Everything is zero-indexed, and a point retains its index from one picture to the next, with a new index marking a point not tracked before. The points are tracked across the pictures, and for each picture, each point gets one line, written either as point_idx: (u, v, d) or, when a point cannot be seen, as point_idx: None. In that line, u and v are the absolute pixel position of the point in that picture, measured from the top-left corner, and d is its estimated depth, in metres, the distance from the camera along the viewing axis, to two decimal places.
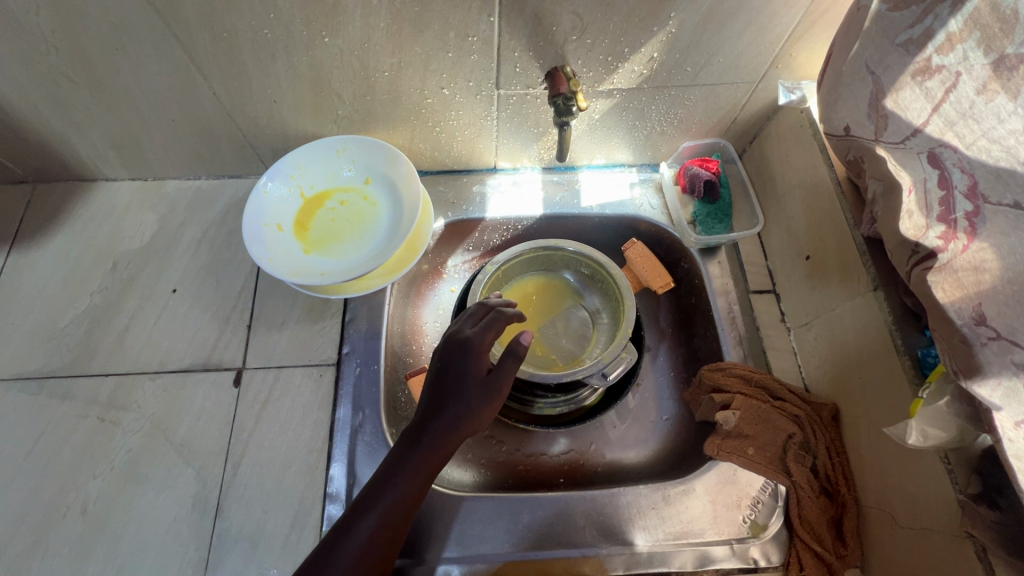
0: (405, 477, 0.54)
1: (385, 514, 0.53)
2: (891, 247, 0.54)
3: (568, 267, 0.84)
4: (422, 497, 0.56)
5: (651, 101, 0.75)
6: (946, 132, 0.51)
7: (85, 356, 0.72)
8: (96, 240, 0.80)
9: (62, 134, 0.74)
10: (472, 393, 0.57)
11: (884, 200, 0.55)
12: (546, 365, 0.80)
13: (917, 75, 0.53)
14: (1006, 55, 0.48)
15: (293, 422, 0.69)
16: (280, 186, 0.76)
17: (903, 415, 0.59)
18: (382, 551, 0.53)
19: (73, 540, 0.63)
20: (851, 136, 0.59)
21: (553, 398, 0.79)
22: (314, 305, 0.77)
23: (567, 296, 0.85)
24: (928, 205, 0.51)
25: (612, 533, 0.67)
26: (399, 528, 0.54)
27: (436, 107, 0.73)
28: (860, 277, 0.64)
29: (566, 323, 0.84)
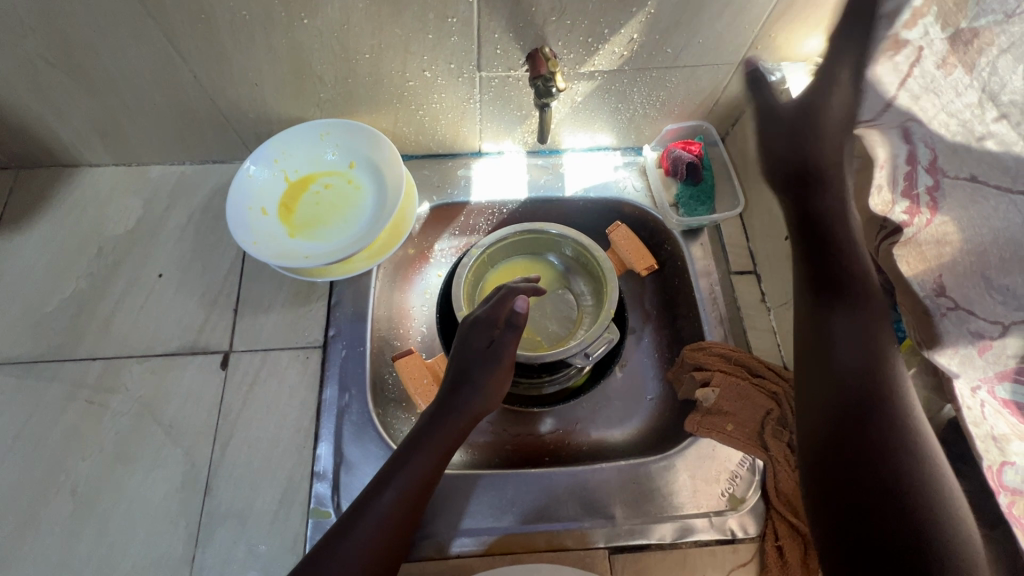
0: (423, 452, 0.60)
1: (400, 490, 0.58)
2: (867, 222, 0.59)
3: (551, 250, 0.85)
4: (438, 477, 0.61)
5: (632, 82, 0.76)
6: (912, 105, 0.51)
7: (72, 340, 0.73)
8: (81, 226, 0.80)
9: (43, 118, 0.73)
10: (476, 367, 0.64)
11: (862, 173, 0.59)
12: (528, 347, 0.80)
13: (887, 50, 0.53)
14: (963, 30, 0.46)
15: (280, 404, 0.70)
16: (263, 171, 0.76)
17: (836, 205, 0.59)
18: (396, 530, 0.57)
19: (63, 519, 0.64)
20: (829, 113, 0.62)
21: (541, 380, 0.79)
22: (300, 288, 0.78)
23: (552, 279, 0.86)
24: (895, 180, 0.53)
25: (594, 508, 0.69)
26: (414, 508, 0.58)
27: (418, 90, 0.73)
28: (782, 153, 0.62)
29: (550, 306, 0.84)
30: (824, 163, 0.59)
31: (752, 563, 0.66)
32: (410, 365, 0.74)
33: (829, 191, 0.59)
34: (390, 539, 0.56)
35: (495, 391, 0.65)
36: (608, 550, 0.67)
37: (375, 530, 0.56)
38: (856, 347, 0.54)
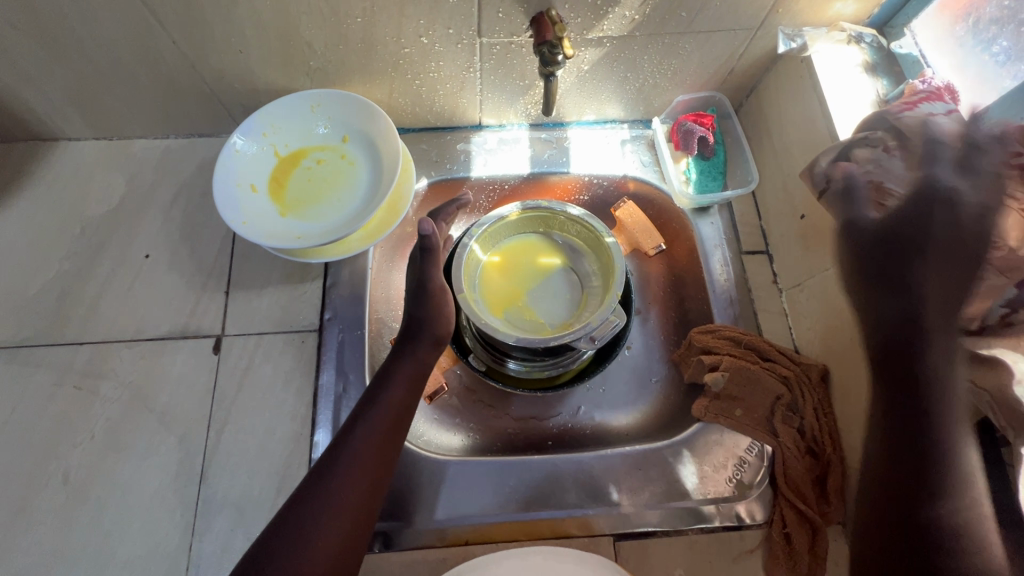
0: (387, 388, 0.60)
1: (374, 422, 0.58)
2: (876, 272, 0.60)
3: (553, 229, 0.82)
4: (408, 411, 0.61)
5: (643, 49, 0.71)
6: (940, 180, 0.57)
7: (57, 325, 0.70)
8: (62, 204, 0.77)
9: (14, 88, 0.69)
10: (416, 305, 0.65)
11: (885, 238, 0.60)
12: (530, 329, 0.77)
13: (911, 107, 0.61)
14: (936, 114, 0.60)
15: (275, 389, 0.68)
16: (252, 144, 0.72)
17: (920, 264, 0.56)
18: (372, 461, 0.56)
19: (56, 508, 0.63)
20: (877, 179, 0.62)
21: (542, 365, 0.76)
22: (294, 269, 0.75)
23: (555, 259, 0.82)
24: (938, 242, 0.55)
25: (598, 495, 0.68)
26: (388, 441, 0.58)
27: (414, 57, 0.69)
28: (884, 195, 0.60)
29: (552, 286, 0.80)
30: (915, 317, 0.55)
31: (759, 550, 0.65)
32: None
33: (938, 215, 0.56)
34: (371, 470, 0.56)
35: (440, 317, 0.65)
36: (612, 538, 0.66)
37: (353, 462, 0.56)
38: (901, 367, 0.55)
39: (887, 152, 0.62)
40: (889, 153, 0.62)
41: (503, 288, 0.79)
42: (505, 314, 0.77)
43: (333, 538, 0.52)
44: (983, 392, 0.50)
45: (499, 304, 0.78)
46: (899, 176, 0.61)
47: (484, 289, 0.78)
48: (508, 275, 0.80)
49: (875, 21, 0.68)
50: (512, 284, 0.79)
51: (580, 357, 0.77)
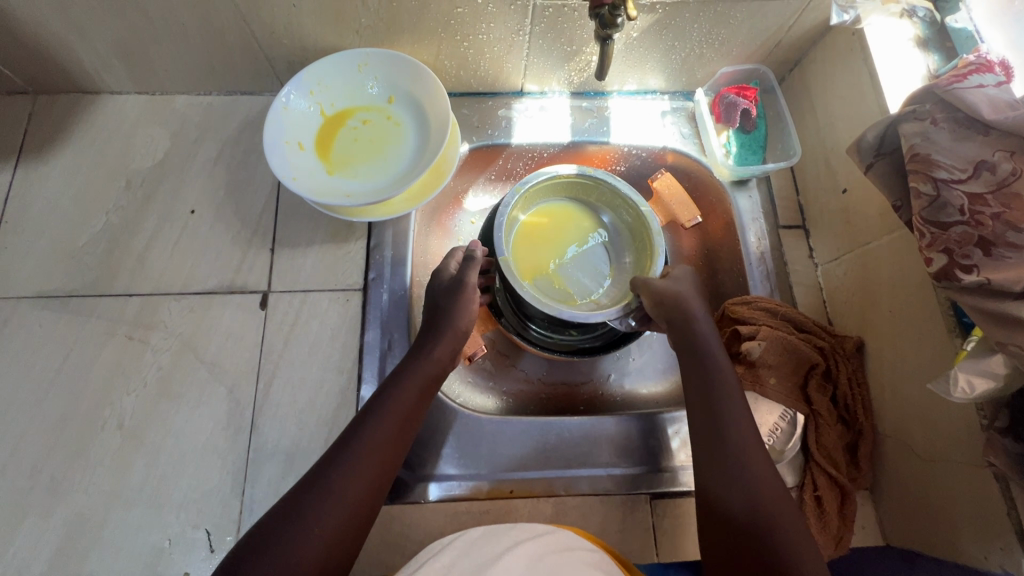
0: (403, 383, 0.59)
1: (385, 417, 0.55)
2: (928, 247, 0.54)
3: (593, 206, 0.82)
4: (421, 406, 0.59)
5: (693, 18, 0.70)
6: (994, 152, 0.52)
7: (107, 276, 0.71)
8: (107, 157, 0.77)
9: (63, 36, 0.68)
10: (443, 299, 0.65)
11: (936, 208, 0.53)
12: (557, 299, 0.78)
13: (955, 80, 0.56)
14: (983, 87, 0.54)
15: (321, 345, 0.70)
16: (299, 102, 0.72)
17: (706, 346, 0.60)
18: (387, 450, 0.54)
19: (111, 451, 0.64)
20: (926, 144, 0.55)
21: (571, 336, 0.78)
22: (338, 229, 0.75)
23: (586, 231, 0.82)
24: (991, 213, 0.51)
25: (633, 455, 0.70)
26: (400, 434, 0.55)
27: (466, 18, 0.68)
28: (926, 166, 0.54)
29: (585, 261, 0.81)
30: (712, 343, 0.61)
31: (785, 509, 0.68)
32: None
33: (983, 188, 0.51)
34: (377, 468, 0.53)
35: (465, 313, 0.65)
36: (649, 496, 0.68)
37: (359, 461, 0.52)
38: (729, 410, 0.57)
39: (935, 125, 0.55)
40: (937, 124, 0.55)
41: (534, 255, 0.79)
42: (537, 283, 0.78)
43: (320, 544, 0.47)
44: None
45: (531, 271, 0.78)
46: (951, 150, 0.54)
47: (519, 255, 0.78)
48: (540, 242, 0.80)
49: None
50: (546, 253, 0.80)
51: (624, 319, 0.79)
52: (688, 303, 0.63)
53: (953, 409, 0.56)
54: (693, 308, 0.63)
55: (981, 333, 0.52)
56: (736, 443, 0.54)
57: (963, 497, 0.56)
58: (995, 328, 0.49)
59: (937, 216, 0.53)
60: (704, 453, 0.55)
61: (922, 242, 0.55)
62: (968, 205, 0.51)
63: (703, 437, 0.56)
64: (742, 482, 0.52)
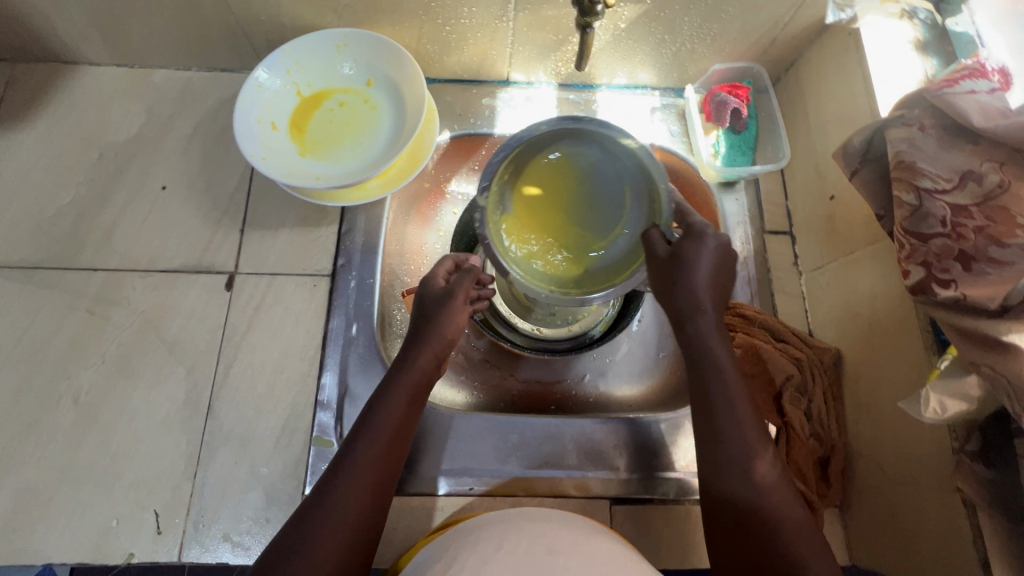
0: (391, 395, 0.55)
1: (375, 432, 0.52)
2: (907, 259, 0.51)
3: (621, 154, 0.62)
4: (413, 414, 0.56)
5: (684, 10, 0.68)
6: (982, 162, 0.49)
7: (73, 249, 0.70)
8: (81, 128, 0.76)
9: (36, 4, 0.67)
10: (430, 306, 0.60)
11: (917, 218, 0.51)
12: (541, 269, 0.63)
13: (946, 85, 0.53)
14: (975, 93, 0.52)
15: (285, 330, 0.68)
16: (274, 81, 0.70)
17: (707, 333, 0.51)
18: (382, 467, 0.52)
19: (65, 427, 0.63)
20: (912, 150, 0.52)
21: (538, 332, 0.81)
22: (309, 213, 0.74)
23: (608, 190, 0.63)
24: (974, 227, 0.48)
25: (598, 460, 0.68)
26: (395, 445, 0.53)
27: (447, 1, 0.66)
28: (911, 173, 0.52)
29: (588, 224, 0.64)
30: (708, 338, 0.51)
31: None
32: None
33: (968, 201, 0.49)
34: (373, 484, 0.50)
35: (453, 320, 0.60)
36: (608, 501, 0.67)
37: (359, 472, 0.50)
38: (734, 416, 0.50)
39: (923, 131, 0.53)
40: (925, 131, 0.53)
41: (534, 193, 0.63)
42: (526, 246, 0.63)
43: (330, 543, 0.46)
44: (999, 377, 0.45)
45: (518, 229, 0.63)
46: (938, 159, 0.51)
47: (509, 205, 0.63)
48: (552, 182, 0.64)
49: None
50: (543, 208, 0.63)
51: (600, 317, 0.81)
52: (694, 282, 0.51)
53: (927, 429, 0.54)
54: (698, 290, 0.51)
55: (956, 351, 0.50)
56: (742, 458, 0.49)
57: (930, 518, 0.54)
58: (968, 347, 0.47)
59: (918, 226, 0.51)
60: (708, 469, 0.50)
61: (900, 254, 0.52)
62: (951, 216, 0.49)
63: (705, 451, 0.51)
64: (749, 499, 0.48)
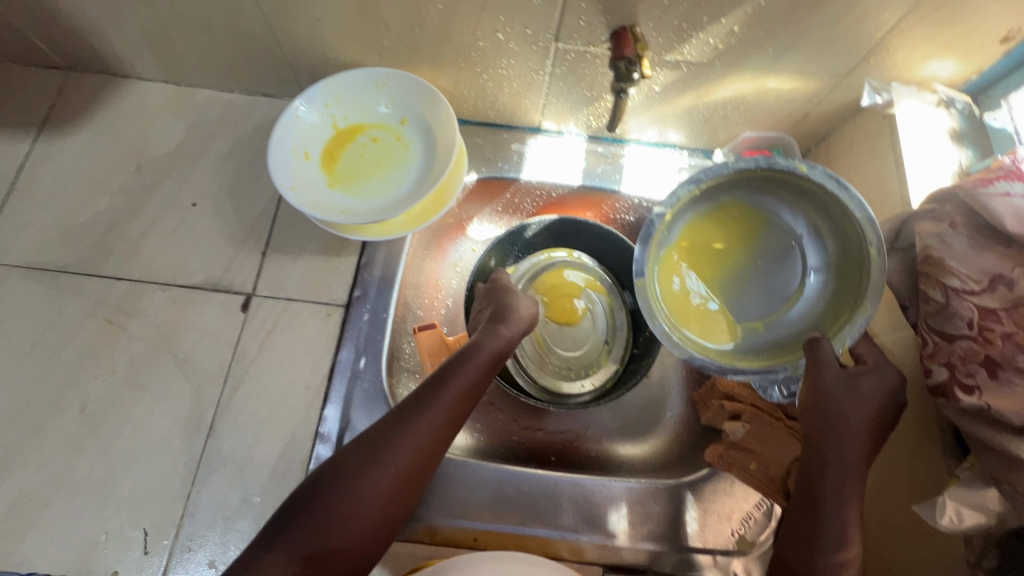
0: (416, 420, 0.54)
1: (393, 458, 0.52)
2: (930, 358, 0.50)
3: (828, 250, 0.55)
4: (440, 439, 0.55)
5: (719, 79, 0.68)
6: (1014, 269, 0.48)
7: (99, 256, 0.72)
8: (123, 140, 0.78)
9: (97, 22, 0.70)
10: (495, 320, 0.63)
11: (942, 317, 0.50)
12: (675, 302, 0.57)
13: (978, 184, 0.52)
14: (1011, 196, 0.50)
15: (294, 357, 0.69)
16: (311, 114, 0.72)
17: (850, 454, 0.50)
18: (392, 491, 0.52)
19: (68, 434, 0.64)
20: (942, 247, 0.51)
21: (553, 387, 0.78)
22: (331, 242, 0.75)
23: (785, 273, 0.57)
24: (1001, 334, 0.47)
25: (594, 523, 0.66)
26: (413, 473, 0.53)
27: (487, 52, 0.68)
28: (939, 271, 0.51)
29: (745, 292, 0.57)
30: (852, 466, 0.50)
31: None
32: (430, 340, 0.71)
33: (999, 306, 0.47)
34: (381, 508, 0.52)
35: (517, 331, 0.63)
36: (601, 569, 0.66)
37: (363, 494, 0.51)
38: (839, 519, 0.50)
39: (954, 229, 0.52)
40: (956, 229, 0.52)
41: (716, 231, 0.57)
42: (672, 269, 0.58)
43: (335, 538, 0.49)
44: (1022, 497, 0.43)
45: (675, 253, 0.58)
46: (967, 258, 0.50)
47: (684, 224, 0.58)
48: (740, 232, 0.57)
49: (974, 85, 0.65)
50: (715, 246, 0.58)
51: (607, 373, 0.78)
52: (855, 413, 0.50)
53: (936, 535, 0.52)
54: (854, 428, 0.50)
55: (976, 459, 0.48)
56: (832, 550, 0.50)
57: None
58: (990, 460, 0.46)
59: (943, 325, 0.50)
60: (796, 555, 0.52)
61: (924, 350, 0.51)
62: (978, 318, 0.48)
63: (796, 540, 0.52)
64: None
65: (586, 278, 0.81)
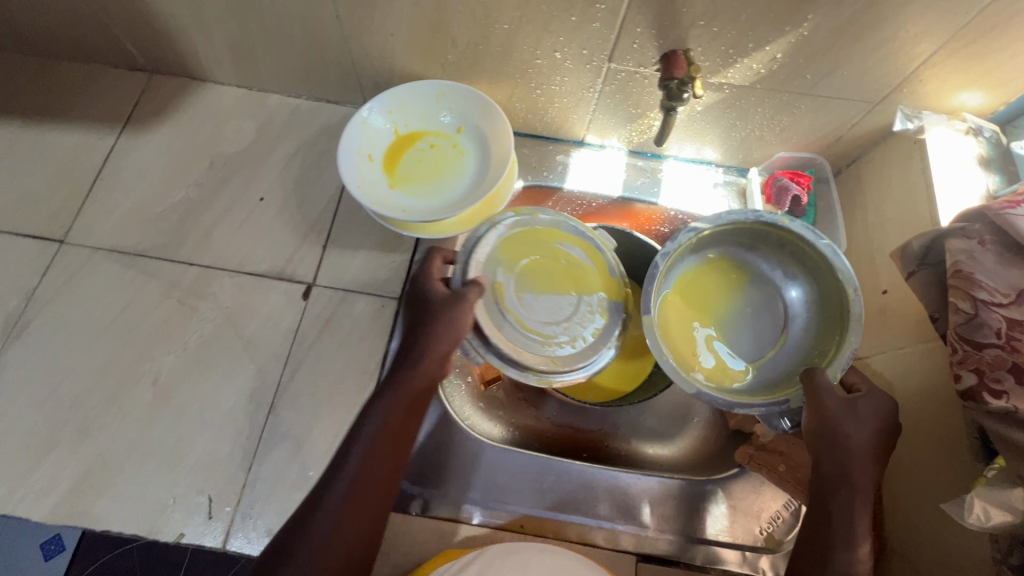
0: (377, 415, 0.53)
1: (365, 451, 0.52)
2: (959, 365, 0.54)
3: (812, 296, 0.61)
4: (404, 432, 0.53)
5: (759, 102, 0.73)
6: None
7: (175, 243, 0.78)
8: (198, 138, 0.85)
9: (188, 32, 0.77)
10: (434, 309, 0.58)
11: (972, 327, 0.53)
12: (676, 340, 0.61)
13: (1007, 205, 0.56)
14: None
15: (350, 344, 0.74)
16: (377, 119, 0.78)
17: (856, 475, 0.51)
18: (372, 485, 0.51)
19: (142, 404, 0.69)
20: (972, 262, 0.55)
21: (555, 364, 0.62)
22: (387, 239, 0.80)
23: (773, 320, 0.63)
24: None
25: (629, 514, 0.69)
26: (386, 464, 0.52)
27: (544, 69, 0.73)
28: (969, 284, 0.54)
29: (737, 337, 0.63)
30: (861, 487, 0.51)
31: None
32: None
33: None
34: (364, 504, 0.50)
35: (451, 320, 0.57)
36: (635, 558, 0.69)
37: (344, 490, 0.50)
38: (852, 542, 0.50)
39: (983, 246, 0.55)
40: (985, 246, 0.55)
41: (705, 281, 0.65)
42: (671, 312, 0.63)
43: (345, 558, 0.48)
44: None
45: (673, 298, 0.63)
46: (996, 273, 0.54)
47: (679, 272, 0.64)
48: (727, 282, 0.65)
49: (1000, 115, 0.69)
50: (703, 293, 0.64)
51: (617, 330, 0.64)
52: (860, 435, 0.52)
53: (964, 535, 0.55)
54: (858, 448, 0.52)
55: (1004, 462, 0.51)
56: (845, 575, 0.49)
57: None
58: (1017, 462, 0.49)
59: (972, 334, 0.53)
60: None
61: (953, 357, 0.54)
62: (1006, 328, 0.51)
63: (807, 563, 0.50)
64: None
65: (548, 234, 0.68)
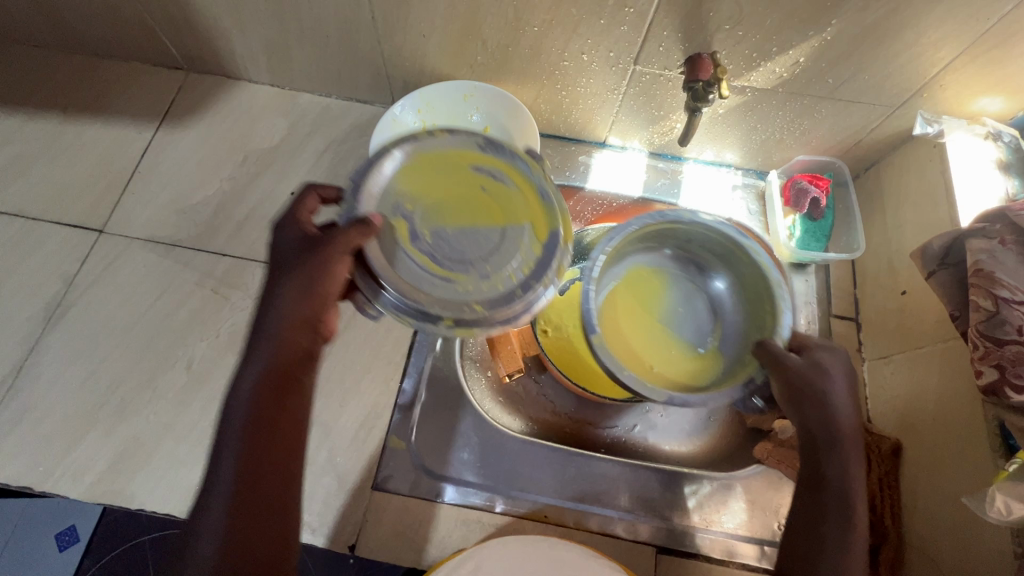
0: (248, 384, 0.45)
1: (242, 426, 0.44)
2: (981, 361, 0.55)
3: (735, 282, 0.61)
4: (283, 396, 0.45)
5: (780, 105, 0.75)
6: None
7: (208, 234, 0.80)
8: (232, 134, 0.88)
9: (226, 31, 0.80)
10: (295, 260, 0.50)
11: (994, 324, 0.54)
12: (630, 357, 0.57)
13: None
14: None
15: (376, 335, 0.76)
16: (408, 117, 0.81)
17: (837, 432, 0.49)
18: (255, 462, 0.43)
19: (176, 388, 0.71)
20: (993, 261, 0.56)
21: (475, 311, 0.52)
22: None
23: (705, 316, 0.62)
24: None
25: (649, 506, 0.70)
26: (268, 431, 0.44)
27: (570, 70, 0.75)
28: (990, 282, 0.55)
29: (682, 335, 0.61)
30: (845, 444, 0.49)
31: None
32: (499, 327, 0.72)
33: None
34: (254, 484, 0.42)
35: (321, 272, 0.48)
36: (655, 549, 0.69)
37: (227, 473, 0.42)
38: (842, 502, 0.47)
39: (1004, 245, 0.57)
40: (1006, 246, 0.57)
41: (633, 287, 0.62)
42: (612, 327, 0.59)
43: (246, 565, 0.40)
44: None
45: (611, 307, 0.61)
46: (1017, 272, 0.55)
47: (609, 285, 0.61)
48: (650, 285, 0.63)
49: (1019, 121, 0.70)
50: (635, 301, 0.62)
51: (554, 262, 0.53)
52: (835, 389, 0.50)
53: (984, 530, 0.55)
54: (837, 404, 0.50)
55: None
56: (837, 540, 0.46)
57: None
58: None
59: (994, 331, 0.54)
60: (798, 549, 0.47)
61: (973, 353, 0.56)
62: None
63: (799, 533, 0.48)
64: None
65: (457, 157, 0.57)
